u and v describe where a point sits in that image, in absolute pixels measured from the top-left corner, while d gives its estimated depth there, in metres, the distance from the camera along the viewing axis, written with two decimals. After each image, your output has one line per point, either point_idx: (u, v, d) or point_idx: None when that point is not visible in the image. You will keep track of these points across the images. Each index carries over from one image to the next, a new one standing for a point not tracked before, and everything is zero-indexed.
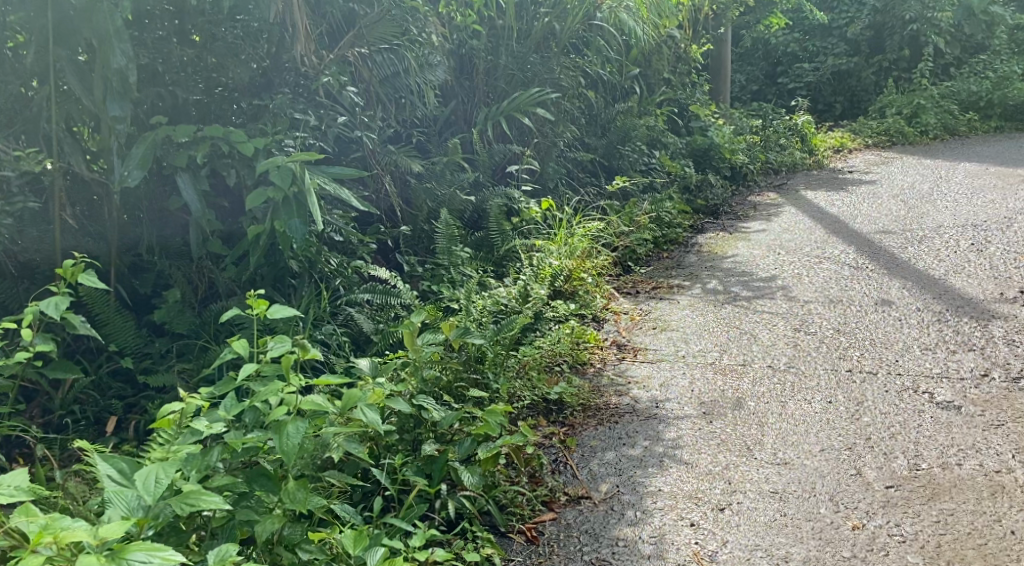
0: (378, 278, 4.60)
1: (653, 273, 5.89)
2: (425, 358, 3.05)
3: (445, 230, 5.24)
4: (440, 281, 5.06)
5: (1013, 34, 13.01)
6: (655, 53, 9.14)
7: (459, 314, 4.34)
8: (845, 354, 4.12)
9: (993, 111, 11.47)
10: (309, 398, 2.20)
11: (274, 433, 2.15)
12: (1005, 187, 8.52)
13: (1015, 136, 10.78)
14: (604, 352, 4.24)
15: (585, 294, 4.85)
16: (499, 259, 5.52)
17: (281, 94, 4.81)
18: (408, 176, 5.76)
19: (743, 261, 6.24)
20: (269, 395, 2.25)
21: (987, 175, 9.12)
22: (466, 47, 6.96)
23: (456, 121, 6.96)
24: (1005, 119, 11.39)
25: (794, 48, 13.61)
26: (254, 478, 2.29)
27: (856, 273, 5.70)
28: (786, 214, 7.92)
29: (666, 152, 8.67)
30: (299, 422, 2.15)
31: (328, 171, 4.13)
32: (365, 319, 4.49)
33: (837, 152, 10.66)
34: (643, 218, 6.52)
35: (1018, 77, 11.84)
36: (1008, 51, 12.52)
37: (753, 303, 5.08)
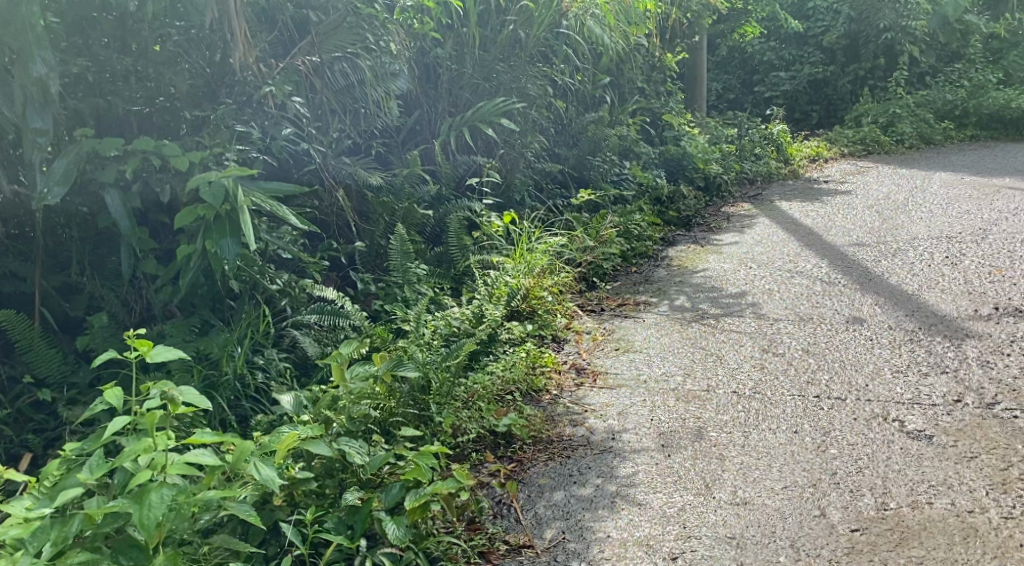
0: (326, 298, 4.39)
1: (620, 289, 5.68)
2: (355, 393, 2.96)
3: (400, 246, 5.03)
4: (394, 301, 4.84)
5: (987, 43, 12.95)
6: (626, 61, 9.00)
7: (409, 338, 4.12)
8: (814, 378, 3.92)
9: (968, 119, 11.38)
10: (180, 463, 2.12)
11: (134, 505, 2.05)
12: (980, 198, 8.38)
13: (991, 146, 10.67)
14: (561, 377, 4.03)
15: (545, 314, 4.64)
16: (458, 276, 5.31)
17: (223, 104, 4.60)
18: (364, 190, 5.56)
19: (713, 276, 6.05)
20: (136, 457, 2.17)
21: (962, 185, 8.98)
22: (430, 55, 6.76)
23: (419, 132, 6.76)
24: (980, 128, 11.29)
25: (771, 57, 13.50)
26: (120, 551, 2.14)
27: (827, 289, 5.52)
28: (759, 225, 7.75)
29: (638, 162, 8.49)
30: (163, 491, 2.05)
31: (264, 187, 3.93)
32: (311, 342, 4.28)
33: (813, 161, 10.50)
34: (610, 231, 6.32)
35: (992, 85, 11.77)
36: (982, 60, 12.46)
37: (720, 322, 4.88)
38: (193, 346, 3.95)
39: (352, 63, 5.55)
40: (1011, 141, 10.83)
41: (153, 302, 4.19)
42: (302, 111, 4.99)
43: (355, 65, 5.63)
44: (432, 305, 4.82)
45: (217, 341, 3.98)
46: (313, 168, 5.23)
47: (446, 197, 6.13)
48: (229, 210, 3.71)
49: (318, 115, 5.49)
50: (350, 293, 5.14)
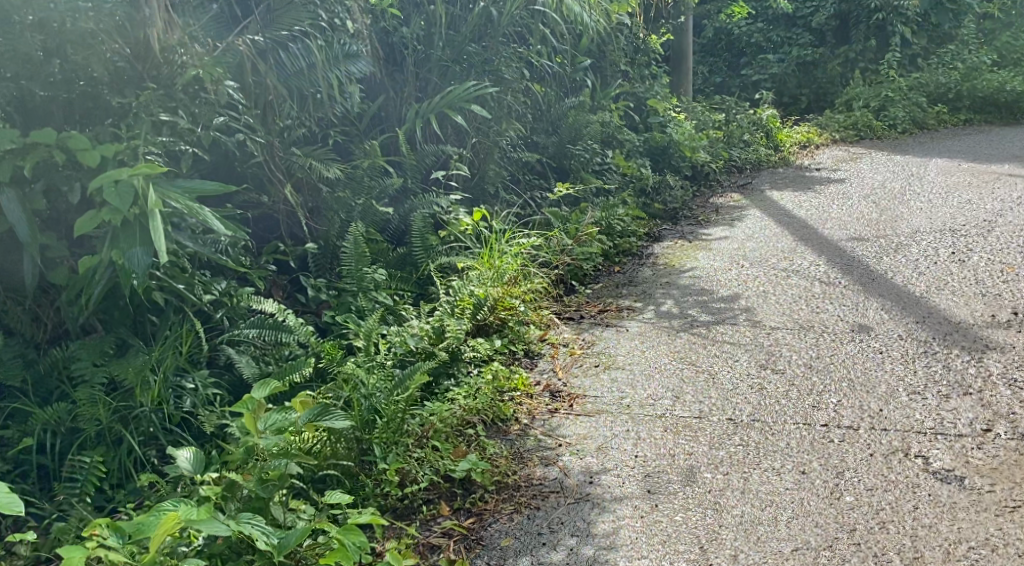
0: (267, 311, 3.94)
1: (600, 293, 5.18)
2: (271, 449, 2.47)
3: (354, 248, 4.50)
4: (347, 312, 4.32)
5: (980, 23, 12.50)
6: (608, 43, 8.49)
7: (358, 358, 3.61)
8: (820, 401, 3.43)
9: (962, 103, 10.93)
10: None
11: None
12: (980, 186, 7.93)
13: (987, 130, 10.22)
14: (533, 403, 3.52)
15: (516, 327, 4.14)
16: (421, 281, 4.79)
17: (148, 90, 4.06)
18: (319, 184, 5.06)
19: (703, 276, 5.55)
20: None
21: (959, 173, 8.52)
22: (396, 35, 6.22)
23: (384, 119, 6.23)
24: (975, 112, 10.84)
25: (758, 39, 12.99)
26: None
27: (827, 291, 5.04)
28: (749, 218, 7.26)
29: (621, 150, 8.01)
30: None
31: (183, 186, 3.41)
32: (248, 360, 3.85)
33: (804, 147, 10.02)
34: (591, 227, 5.80)
35: (987, 68, 11.31)
36: (976, 41, 12.00)
37: (712, 331, 4.40)
38: (105, 371, 3.47)
39: (305, 41, 5.07)
40: (1008, 125, 10.37)
41: (67, 318, 3.70)
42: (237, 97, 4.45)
43: (306, 46, 5.09)
44: (389, 317, 4.32)
45: (133, 365, 3.48)
46: (258, 161, 4.70)
47: (410, 191, 5.61)
48: (139, 215, 3.20)
49: (263, 103, 4.92)
50: (301, 301, 4.63)
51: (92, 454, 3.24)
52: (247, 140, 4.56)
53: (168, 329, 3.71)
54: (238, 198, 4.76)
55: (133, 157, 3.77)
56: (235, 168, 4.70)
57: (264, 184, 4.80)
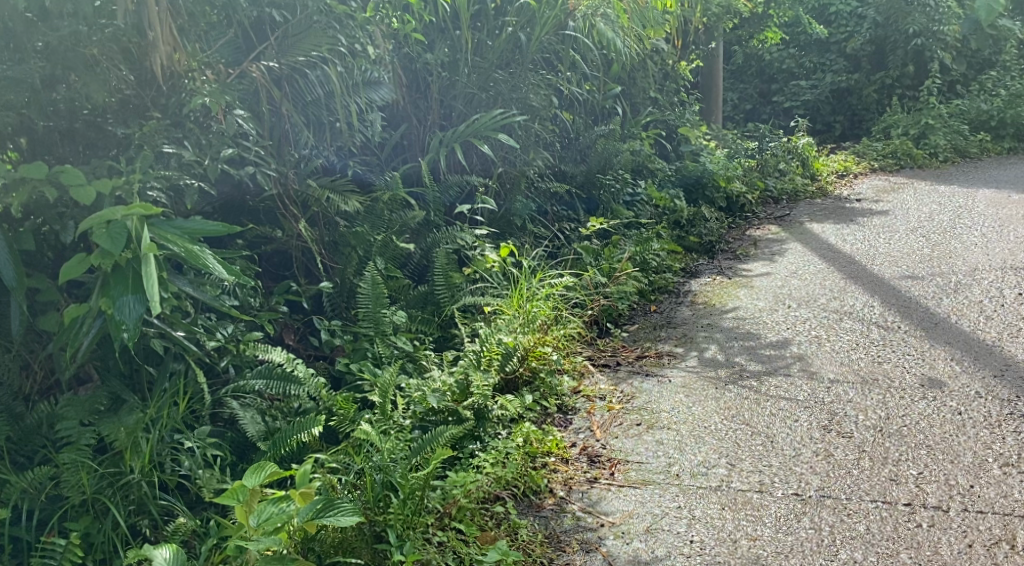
0: (275, 361, 3.58)
1: (637, 336, 4.79)
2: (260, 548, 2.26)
3: (371, 290, 4.13)
4: (363, 359, 3.95)
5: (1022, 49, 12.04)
6: (639, 69, 8.13)
7: (373, 417, 3.23)
8: (898, 472, 3.04)
9: (1005, 131, 10.48)
10: None
11: None
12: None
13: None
14: (570, 471, 3.12)
15: (548, 378, 3.73)
16: (445, 323, 4.42)
17: (152, 119, 3.75)
18: (336, 218, 4.72)
19: (747, 318, 5.16)
20: None
21: (1011, 205, 8.07)
22: (419, 61, 5.87)
23: (407, 148, 5.89)
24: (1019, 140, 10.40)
25: (790, 65, 12.55)
26: None
27: (885, 340, 4.62)
28: (790, 252, 6.84)
29: (652, 180, 7.65)
30: None
31: (180, 225, 3.05)
32: (252, 415, 3.47)
33: (841, 177, 9.61)
34: (626, 263, 5.42)
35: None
36: (1019, 68, 11.55)
37: (764, 384, 3.99)
38: (93, 431, 3.08)
39: (323, 67, 4.73)
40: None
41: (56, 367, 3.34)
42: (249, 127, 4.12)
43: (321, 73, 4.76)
44: (410, 366, 3.95)
45: (125, 425, 3.10)
46: (270, 195, 4.36)
47: (433, 224, 5.26)
48: (132, 259, 2.84)
49: (276, 133, 4.58)
50: (313, 345, 4.26)
51: (73, 530, 2.84)
52: (259, 172, 4.22)
53: (166, 382, 3.34)
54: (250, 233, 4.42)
55: (132, 193, 3.43)
56: (247, 202, 4.36)
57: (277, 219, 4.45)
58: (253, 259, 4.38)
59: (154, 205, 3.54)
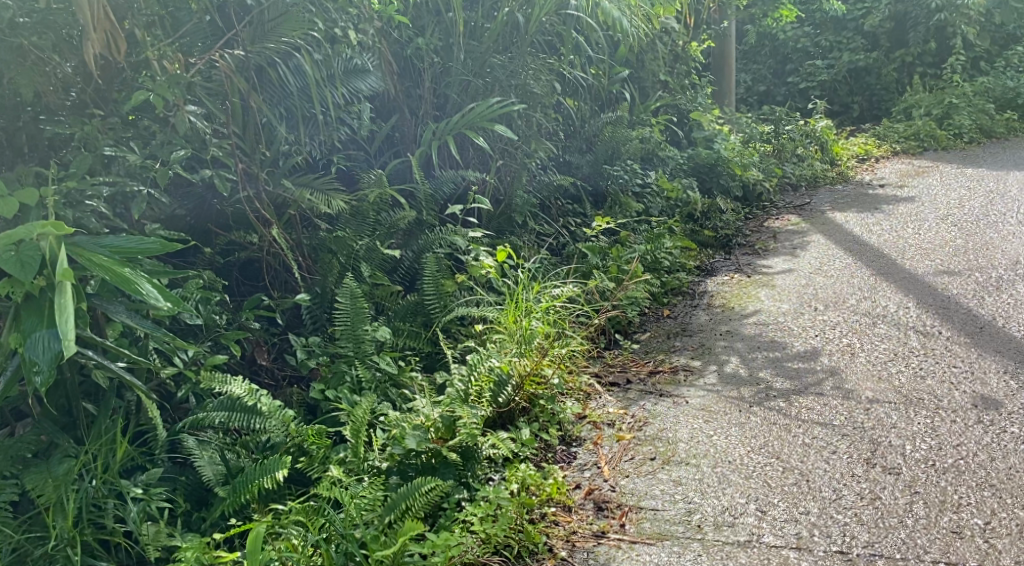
0: (235, 392, 2.94)
1: (650, 347, 4.34)
2: None
3: (351, 305, 3.47)
4: (341, 384, 3.30)
5: None
6: (647, 51, 7.64)
7: (344, 462, 2.76)
8: (959, 522, 2.61)
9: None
10: None
11: None
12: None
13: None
14: (573, 523, 2.67)
15: (548, 406, 3.26)
16: (435, 338, 3.94)
17: (95, 117, 3.31)
18: (317, 220, 4.29)
19: (770, 323, 4.70)
20: None
21: None
22: (410, 46, 5.40)
23: (398, 140, 5.42)
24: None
25: (805, 44, 11.95)
26: None
27: (925, 352, 4.18)
28: (813, 245, 6.36)
29: (663, 169, 7.19)
30: None
31: (105, 242, 2.60)
32: (210, 455, 2.90)
33: (862, 161, 9.09)
34: (636, 265, 4.94)
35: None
36: None
37: (794, 405, 3.53)
38: (17, 485, 2.62)
39: (299, 58, 4.16)
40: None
41: None
42: (201, 125, 3.62)
43: (294, 66, 4.25)
44: (392, 394, 3.32)
45: (52, 476, 2.62)
46: (241, 198, 3.88)
47: (426, 224, 4.79)
48: (46, 287, 2.42)
49: (248, 139, 4.01)
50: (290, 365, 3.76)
51: None
52: (218, 176, 3.70)
53: (105, 421, 2.83)
54: (218, 239, 3.92)
55: (64, 206, 2.95)
56: (214, 205, 3.87)
57: (250, 223, 3.96)
58: (222, 268, 3.89)
59: (94, 217, 3.08)
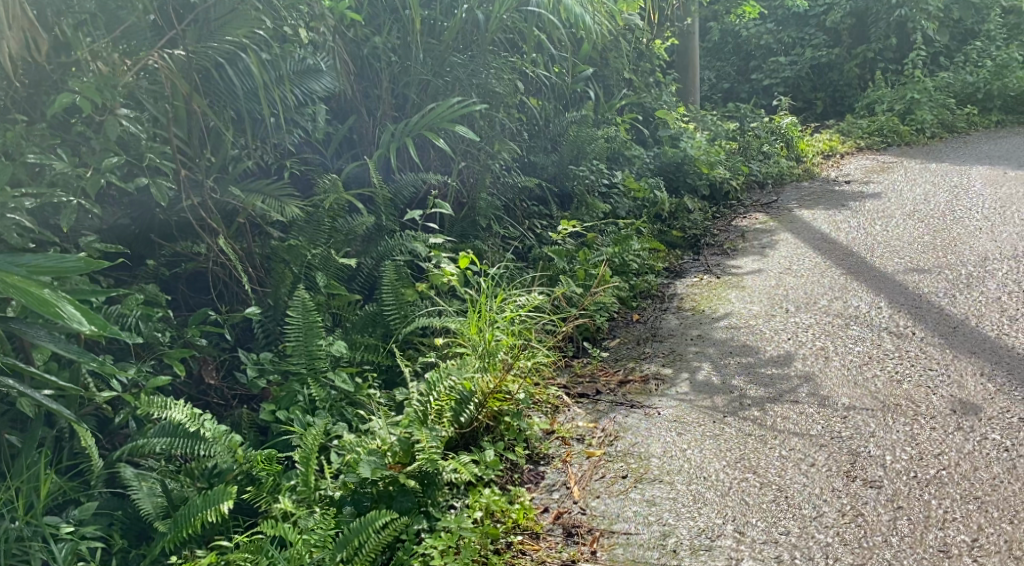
0: (176, 417, 2.71)
1: (619, 354, 4.19)
2: None
3: (303, 318, 3.26)
4: (293, 405, 3.10)
5: (1005, 18, 11.50)
6: (610, 48, 7.51)
7: (294, 492, 2.56)
8: (946, 539, 2.50)
9: (992, 104, 9.92)
10: None
11: None
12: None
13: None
14: (541, 552, 2.51)
15: (514, 422, 3.09)
16: (395, 350, 3.76)
17: (19, 124, 3.13)
18: (269, 229, 4.09)
19: (741, 326, 4.58)
20: None
21: (1009, 182, 7.54)
22: (366, 45, 5.21)
23: (356, 143, 5.23)
24: (1007, 112, 9.83)
25: (768, 41, 11.89)
26: None
27: (900, 355, 4.07)
28: (781, 244, 6.26)
29: (629, 168, 7.06)
30: None
31: (25, 263, 2.38)
32: (150, 486, 2.67)
33: (827, 157, 9.03)
34: (604, 269, 4.79)
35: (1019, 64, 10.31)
36: (1003, 37, 10.99)
37: (769, 415, 3.40)
38: None
39: (246, 59, 3.90)
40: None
41: None
42: (135, 128, 3.39)
43: (240, 67, 4.01)
44: (349, 413, 3.13)
45: None
46: (185, 207, 3.67)
47: (386, 229, 4.60)
48: None
49: (193, 144, 3.76)
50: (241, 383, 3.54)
51: None
52: (156, 185, 3.44)
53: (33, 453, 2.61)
54: (163, 251, 3.70)
55: None
56: (157, 215, 3.66)
57: (196, 232, 3.75)
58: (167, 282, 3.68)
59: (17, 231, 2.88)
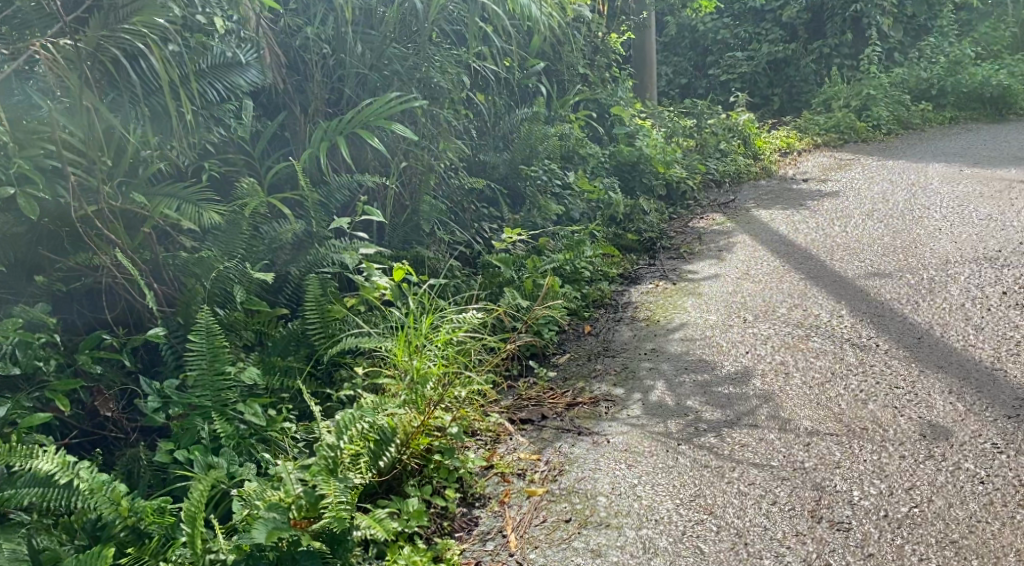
0: (45, 467, 2.37)
1: (568, 373, 3.89)
2: None
3: (207, 344, 2.91)
4: (193, 444, 2.76)
5: (957, 14, 11.41)
6: (561, 43, 7.20)
7: (183, 554, 2.25)
8: None
9: (946, 100, 9.79)
10: None
11: None
12: (993, 197, 6.81)
13: (978, 129, 9.17)
14: None
15: (444, 461, 2.78)
16: (320, 374, 3.42)
17: None
18: (180, 239, 3.74)
19: (698, 338, 4.30)
20: None
21: (966, 180, 7.38)
22: (298, 36, 4.85)
23: (288, 142, 4.87)
24: (961, 109, 9.71)
25: (725, 35, 11.66)
26: None
27: (864, 370, 3.82)
28: (738, 247, 6.01)
29: (583, 168, 6.77)
30: None
31: None
32: (14, 547, 2.32)
33: (785, 154, 8.81)
34: (553, 280, 4.48)
35: (971, 60, 10.19)
36: (955, 33, 10.88)
37: (727, 442, 3.12)
38: None
39: (147, 57, 3.55)
40: (1002, 123, 9.32)
41: None
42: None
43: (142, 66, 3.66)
44: (259, 452, 2.80)
45: None
46: (78, 220, 3.35)
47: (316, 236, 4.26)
48: None
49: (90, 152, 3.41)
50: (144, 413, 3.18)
51: None
52: (26, 195, 3.12)
53: None
54: (56, 266, 3.35)
55: None
56: (46, 227, 3.30)
57: (94, 244, 3.39)
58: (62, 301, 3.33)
59: None
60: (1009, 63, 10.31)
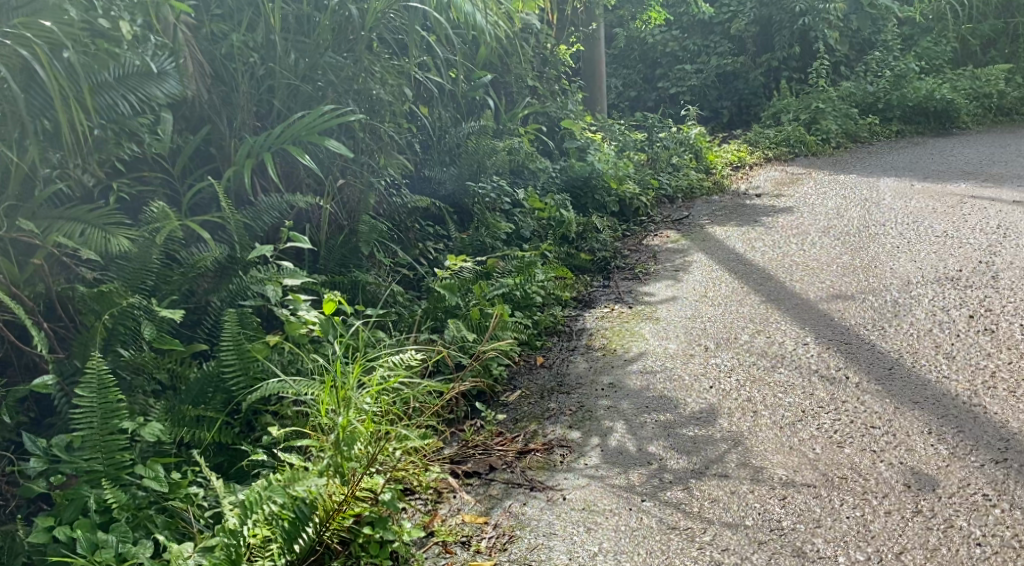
0: None
1: (518, 413, 3.55)
2: None
3: (99, 398, 2.50)
4: (79, 518, 2.36)
5: (901, 27, 11.32)
6: (506, 53, 6.90)
7: None
8: None
9: (892, 114, 9.69)
10: None
11: None
12: (947, 213, 6.64)
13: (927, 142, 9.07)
14: None
15: (376, 534, 2.43)
16: (240, 425, 3.03)
17: None
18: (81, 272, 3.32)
19: (657, 370, 3.99)
20: None
21: (915, 196, 7.22)
22: (223, 44, 4.44)
23: (213, 159, 4.46)
24: (906, 122, 9.63)
25: (674, 48, 11.47)
26: None
27: (836, 408, 3.53)
28: (693, 266, 5.73)
29: (532, 185, 6.45)
30: None
31: None
32: None
33: (737, 168, 8.59)
34: (501, 309, 4.10)
35: (915, 74, 10.10)
36: (900, 47, 10.77)
37: (696, 497, 2.80)
38: None
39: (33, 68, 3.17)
40: (949, 136, 9.24)
41: None
42: None
43: (31, 80, 3.28)
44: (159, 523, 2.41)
45: None
46: None
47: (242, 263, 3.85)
48: None
49: None
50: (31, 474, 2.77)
51: None
52: None
53: None
54: None
55: None
56: None
57: None
58: None
59: None
60: (951, 77, 10.24)
